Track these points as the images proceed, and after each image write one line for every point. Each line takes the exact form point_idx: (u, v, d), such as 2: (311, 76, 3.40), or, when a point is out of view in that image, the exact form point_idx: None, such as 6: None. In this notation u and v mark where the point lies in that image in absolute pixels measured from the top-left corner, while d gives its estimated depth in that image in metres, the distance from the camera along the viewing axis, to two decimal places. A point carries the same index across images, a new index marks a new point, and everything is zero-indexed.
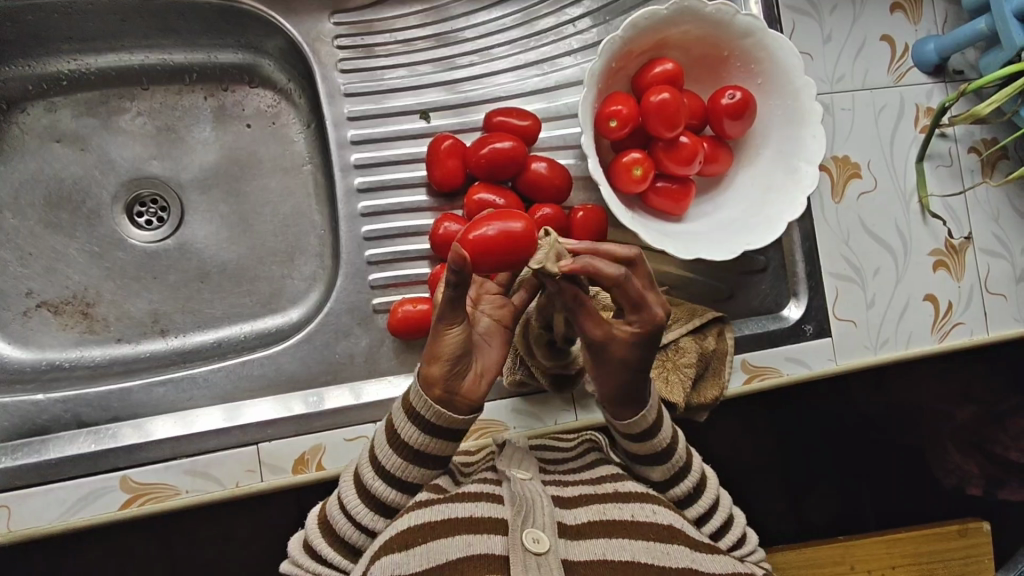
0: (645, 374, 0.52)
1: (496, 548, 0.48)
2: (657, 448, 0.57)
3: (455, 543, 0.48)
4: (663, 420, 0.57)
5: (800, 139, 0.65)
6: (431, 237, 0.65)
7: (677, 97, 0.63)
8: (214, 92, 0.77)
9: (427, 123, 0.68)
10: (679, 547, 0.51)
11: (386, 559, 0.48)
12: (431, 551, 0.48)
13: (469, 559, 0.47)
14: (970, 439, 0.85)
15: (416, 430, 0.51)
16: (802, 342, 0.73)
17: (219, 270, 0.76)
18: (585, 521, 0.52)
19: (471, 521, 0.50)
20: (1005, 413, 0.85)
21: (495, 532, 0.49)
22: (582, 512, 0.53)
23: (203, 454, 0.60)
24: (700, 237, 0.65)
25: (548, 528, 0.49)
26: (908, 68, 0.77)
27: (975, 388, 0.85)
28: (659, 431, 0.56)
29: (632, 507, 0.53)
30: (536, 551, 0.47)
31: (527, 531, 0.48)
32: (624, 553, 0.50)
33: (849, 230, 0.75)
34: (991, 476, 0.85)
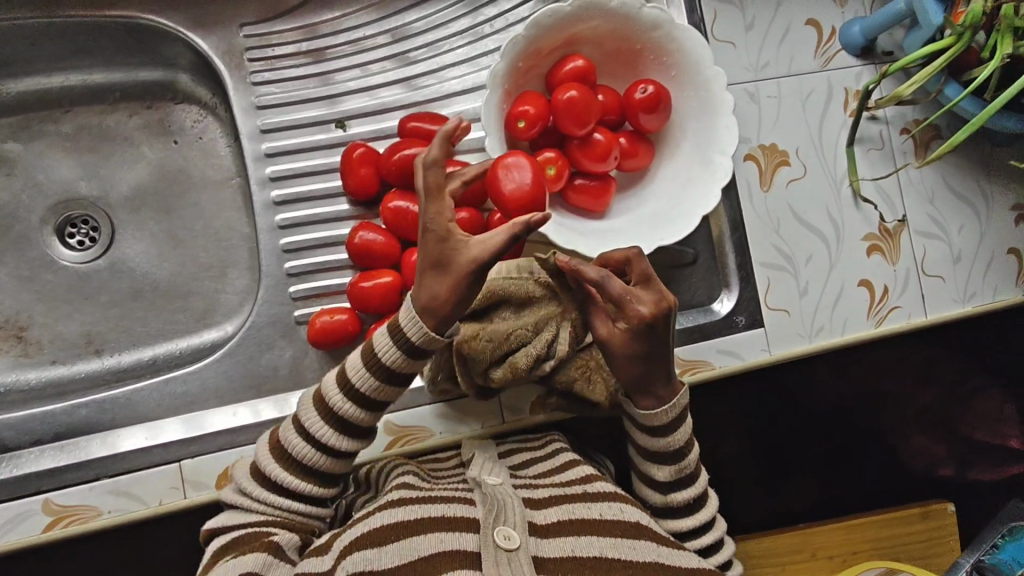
0: (654, 369, 0.55)
1: (469, 544, 0.49)
2: (671, 445, 0.58)
3: (428, 541, 0.49)
4: (683, 420, 0.59)
5: (715, 130, 0.64)
6: (348, 246, 0.65)
7: (586, 94, 0.62)
8: (138, 110, 0.77)
9: (343, 132, 0.68)
10: (644, 542, 0.52)
11: (358, 555, 0.48)
12: (406, 547, 0.49)
13: (443, 554, 0.48)
14: (949, 427, 0.77)
15: (351, 403, 0.53)
16: (734, 334, 0.72)
17: (152, 288, 0.77)
18: (556, 520, 0.52)
19: (443, 522, 0.51)
20: (977, 392, 0.76)
21: (465, 530, 0.50)
22: (550, 510, 0.53)
23: (125, 474, 0.61)
24: (620, 234, 0.65)
25: (518, 526, 0.49)
26: (835, 51, 0.76)
27: (948, 371, 0.76)
28: (677, 427, 0.58)
29: (600, 506, 0.54)
30: (506, 547, 0.48)
31: (498, 530, 0.49)
32: (592, 548, 0.50)
33: (780, 218, 0.74)
34: (963, 458, 0.77)
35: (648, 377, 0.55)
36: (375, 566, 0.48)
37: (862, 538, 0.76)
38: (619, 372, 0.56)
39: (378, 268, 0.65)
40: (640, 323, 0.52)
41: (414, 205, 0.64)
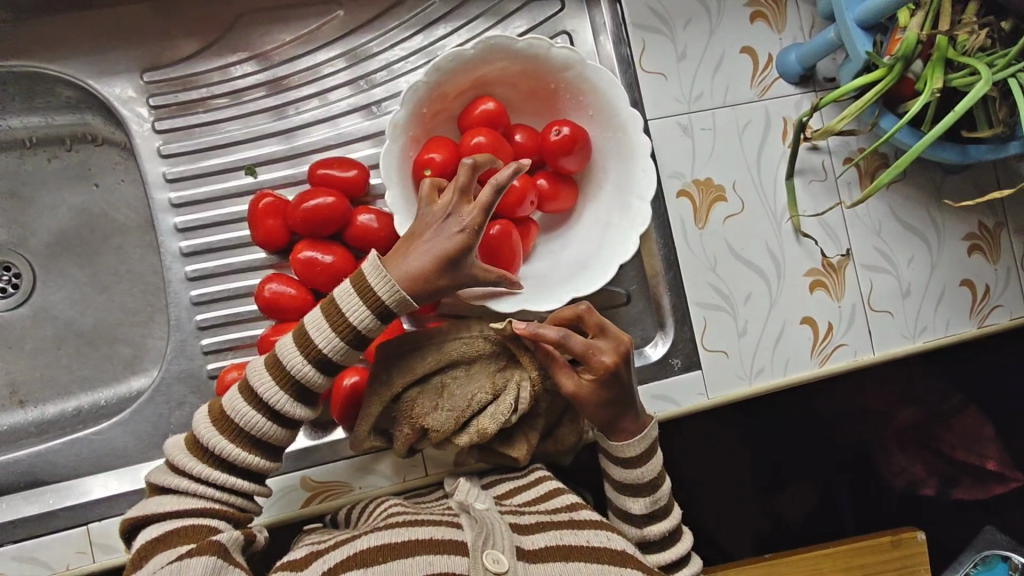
0: (619, 411, 0.57)
1: (456, 568, 0.50)
2: (640, 480, 0.59)
3: (417, 563, 0.50)
4: (654, 452, 0.60)
5: (633, 173, 0.61)
6: (257, 300, 0.62)
7: (494, 139, 0.60)
8: (58, 153, 0.75)
9: (254, 178, 0.65)
10: (629, 570, 0.52)
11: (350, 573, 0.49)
12: (394, 569, 0.49)
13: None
14: (919, 439, 0.89)
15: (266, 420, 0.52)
16: (669, 377, 0.70)
17: (78, 335, 0.75)
18: (543, 545, 0.53)
19: (432, 545, 0.51)
20: (949, 413, 0.89)
21: (455, 554, 0.51)
22: (540, 536, 0.54)
23: (30, 538, 0.60)
24: (537, 282, 0.62)
25: (508, 551, 0.50)
26: (771, 80, 0.73)
27: (919, 389, 0.88)
28: (648, 459, 0.59)
29: (587, 533, 0.55)
30: (495, 571, 0.49)
31: (486, 553, 0.50)
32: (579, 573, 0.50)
33: (716, 255, 0.71)
34: (946, 476, 0.89)
35: (616, 418, 0.57)
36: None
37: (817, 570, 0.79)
38: (589, 416, 0.57)
39: (289, 320, 0.63)
40: (606, 373, 0.55)
41: (327, 256, 0.62)
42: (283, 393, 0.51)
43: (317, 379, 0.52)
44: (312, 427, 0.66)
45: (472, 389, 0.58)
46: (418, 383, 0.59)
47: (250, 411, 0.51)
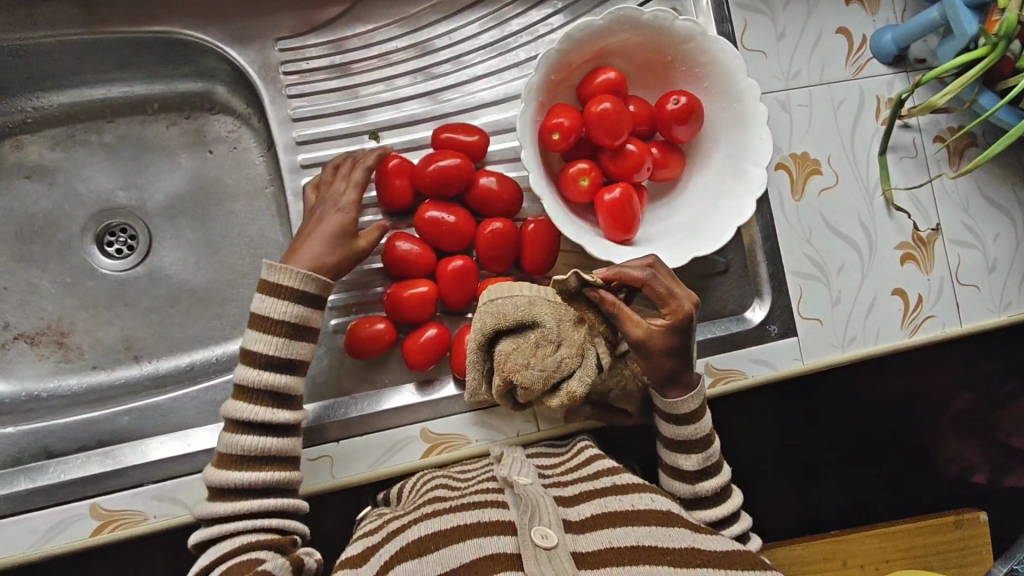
0: (685, 360, 0.59)
1: (507, 547, 0.51)
2: (682, 436, 0.61)
3: (467, 547, 0.51)
4: (703, 410, 0.61)
5: (748, 142, 0.64)
6: (384, 257, 0.66)
7: (619, 106, 0.62)
8: (178, 120, 0.79)
9: (377, 142, 0.68)
10: (677, 527, 0.53)
11: (403, 565, 0.51)
12: (445, 556, 0.50)
13: (484, 559, 0.50)
14: (970, 426, 0.92)
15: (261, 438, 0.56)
16: (766, 342, 0.72)
17: (190, 294, 0.78)
18: (588, 515, 0.54)
19: (479, 527, 0.52)
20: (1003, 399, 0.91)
21: (503, 532, 0.52)
22: (584, 507, 0.56)
23: (169, 479, 0.62)
24: (653, 245, 0.65)
25: (555, 525, 0.51)
26: (866, 60, 0.76)
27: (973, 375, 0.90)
28: (701, 416, 0.61)
29: (631, 497, 0.56)
30: (544, 545, 0.49)
31: (534, 528, 0.50)
32: (629, 539, 0.52)
33: (812, 227, 0.74)
34: (994, 461, 0.92)
35: (682, 367, 0.59)
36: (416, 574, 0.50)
37: (883, 548, 0.85)
38: (658, 366, 0.58)
39: (413, 277, 0.66)
40: (681, 320, 0.57)
41: (450, 216, 0.65)
42: (291, 269, 0.57)
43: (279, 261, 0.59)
44: (420, 383, 0.68)
45: (562, 352, 0.59)
46: (510, 337, 0.59)
47: (270, 297, 0.57)
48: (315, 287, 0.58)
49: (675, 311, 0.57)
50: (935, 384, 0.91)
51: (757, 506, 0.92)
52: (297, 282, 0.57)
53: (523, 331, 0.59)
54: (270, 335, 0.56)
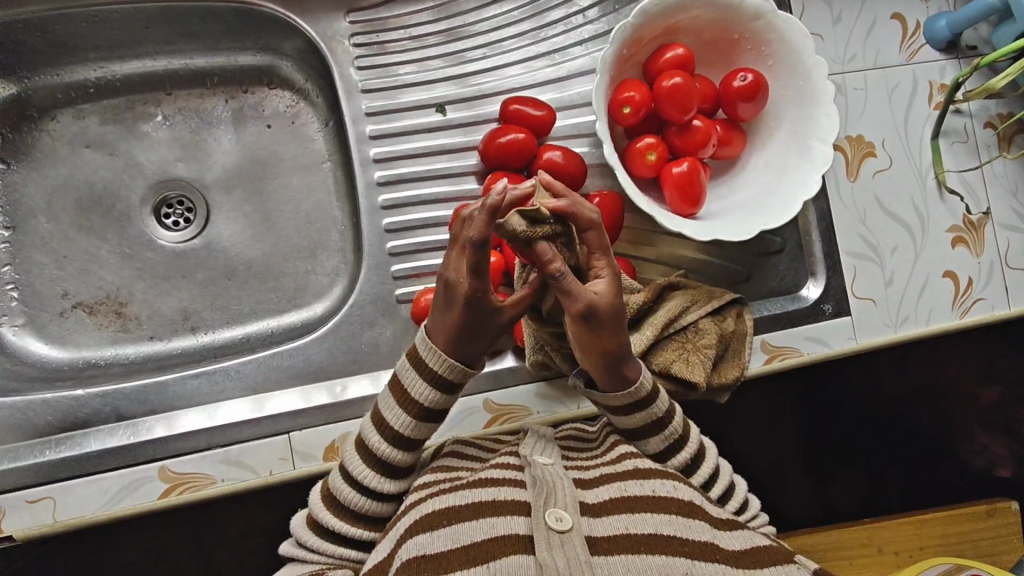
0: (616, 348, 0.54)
1: (520, 528, 0.50)
2: (634, 425, 0.59)
3: (481, 526, 0.50)
4: (658, 391, 0.59)
5: (813, 118, 0.66)
6: (451, 227, 0.66)
7: (689, 80, 0.63)
8: (235, 94, 0.80)
9: (443, 116, 0.71)
10: (698, 520, 0.53)
11: (413, 539, 0.50)
12: (457, 533, 0.50)
13: (496, 539, 0.49)
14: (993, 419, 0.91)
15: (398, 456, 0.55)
16: (821, 321, 0.73)
17: (246, 268, 0.78)
18: (606, 499, 0.54)
19: (493, 507, 0.52)
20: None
21: (518, 514, 0.51)
22: (601, 490, 0.55)
23: (237, 443, 0.63)
24: (718, 219, 0.66)
25: (569, 508, 0.50)
26: (919, 45, 0.77)
27: (999, 368, 0.89)
28: (655, 398, 0.59)
29: (652, 484, 0.55)
30: (559, 529, 0.49)
31: (549, 511, 0.50)
32: (646, 527, 0.51)
33: (866, 209, 0.75)
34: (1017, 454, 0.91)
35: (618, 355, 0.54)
36: (427, 549, 0.49)
37: (917, 534, 0.86)
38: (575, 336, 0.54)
39: None
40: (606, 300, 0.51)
41: (518, 187, 0.66)
42: (435, 352, 0.54)
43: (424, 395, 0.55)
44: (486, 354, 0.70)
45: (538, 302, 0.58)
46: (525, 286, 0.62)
47: (413, 368, 0.55)
48: (451, 372, 0.54)
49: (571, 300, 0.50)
50: (963, 375, 0.90)
51: (794, 493, 0.91)
52: (440, 367, 0.53)
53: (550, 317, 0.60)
54: (405, 413, 0.55)
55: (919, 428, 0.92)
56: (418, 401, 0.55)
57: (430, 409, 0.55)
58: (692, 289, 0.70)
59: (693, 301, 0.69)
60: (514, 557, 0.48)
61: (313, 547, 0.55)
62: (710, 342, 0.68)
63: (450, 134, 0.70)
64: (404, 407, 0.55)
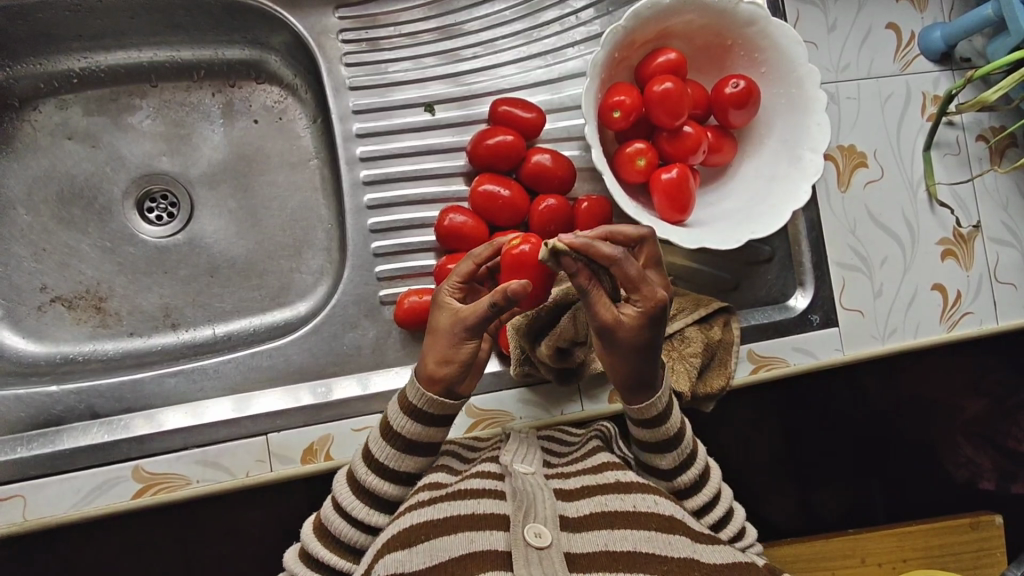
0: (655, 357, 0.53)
1: (500, 543, 0.49)
2: (654, 439, 0.58)
3: (458, 540, 0.50)
4: (673, 406, 0.58)
5: (805, 127, 0.65)
6: (436, 229, 0.66)
7: (681, 85, 0.63)
8: (222, 88, 0.79)
9: (432, 116, 0.70)
10: (680, 536, 0.52)
11: (389, 558, 0.50)
12: (435, 549, 0.49)
13: (474, 555, 0.48)
14: (981, 431, 0.90)
15: (379, 482, 0.55)
16: (809, 331, 0.73)
17: (229, 265, 0.77)
18: (588, 513, 0.53)
19: (472, 520, 0.51)
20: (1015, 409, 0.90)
21: (497, 528, 0.50)
22: (584, 503, 0.54)
23: (213, 444, 0.62)
24: (706, 227, 0.65)
25: (549, 522, 0.50)
26: (914, 56, 0.77)
27: (987, 382, 0.89)
28: (671, 413, 0.58)
29: (633, 498, 0.54)
30: (537, 545, 0.48)
31: (528, 526, 0.49)
32: (626, 544, 0.50)
33: (856, 219, 0.75)
34: (1003, 469, 0.90)
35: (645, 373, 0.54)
36: (406, 567, 0.49)
37: (901, 547, 0.85)
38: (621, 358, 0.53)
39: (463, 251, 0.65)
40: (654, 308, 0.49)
41: (505, 189, 0.65)
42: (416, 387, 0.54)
43: (414, 429, 0.55)
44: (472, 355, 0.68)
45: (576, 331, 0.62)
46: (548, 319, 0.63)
47: (401, 410, 0.55)
48: (428, 404, 0.54)
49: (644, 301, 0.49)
50: (951, 390, 0.90)
51: (775, 506, 0.91)
52: (420, 400, 0.54)
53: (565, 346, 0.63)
54: (388, 446, 0.55)
55: (903, 438, 0.92)
56: (400, 435, 0.55)
57: (411, 442, 0.55)
58: (680, 297, 0.70)
59: (680, 309, 0.69)
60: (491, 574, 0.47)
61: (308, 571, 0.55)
62: (693, 351, 0.67)
63: (440, 133, 0.69)
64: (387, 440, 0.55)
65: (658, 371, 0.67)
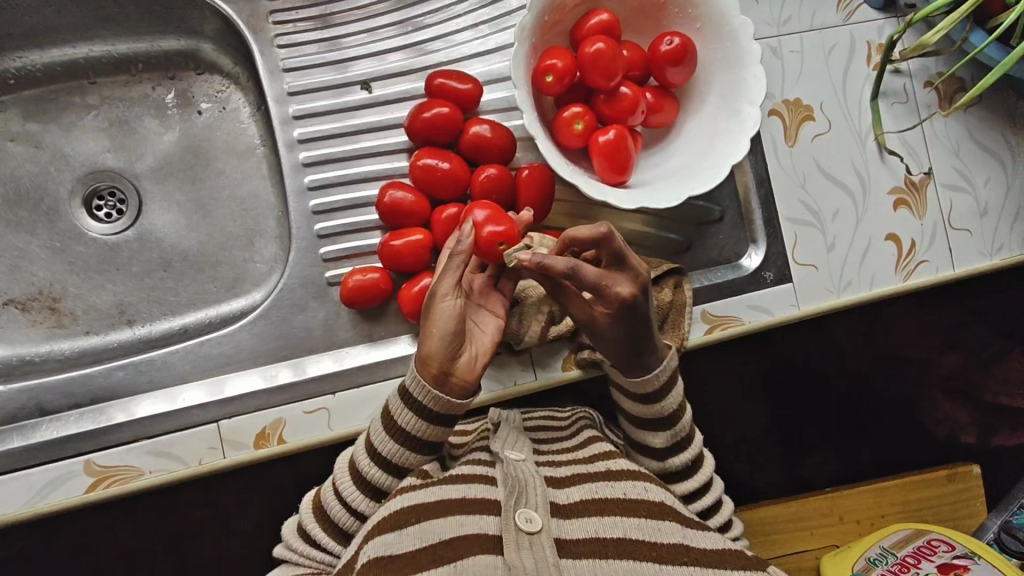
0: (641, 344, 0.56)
1: (490, 528, 0.49)
2: (653, 413, 0.61)
3: (448, 524, 0.49)
4: (673, 383, 0.61)
5: (741, 81, 0.65)
6: (377, 206, 0.65)
7: (612, 46, 0.62)
8: (163, 81, 0.78)
9: (369, 93, 0.68)
10: (670, 521, 0.51)
11: (378, 539, 0.48)
12: (424, 531, 0.49)
13: (464, 538, 0.48)
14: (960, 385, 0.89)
15: (385, 476, 0.55)
16: (762, 289, 0.73)
17: (182, 258, 0.77)
18: (578, 500, 0.52)
19: (464, 504, 0.51)
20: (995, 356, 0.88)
21: (488, 513, 0.50)
22: (574, 491, 0.53)
23: (165, 434, 0.62)
24: (647, 187, 0.65)
25: (539, 508, 0.49)
26: (857, 5, 0.76)
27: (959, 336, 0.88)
28: (670, 390, 0.60)
29: (624, 486, 0.54)
30: (528, 530, 0.47)
31: (518, 510, 0.48)
32: (616, 530, 0.50)
33: (806, 173, 0.74)
34: (981, 423, 0.89)
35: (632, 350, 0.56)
36: (393, 550, 0.47)
37: (878, 503, 0.87)
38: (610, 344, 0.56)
39: (406, 226, 0.65)
40: (621, 305, 0.52)
41: (444, 162, 0.65)
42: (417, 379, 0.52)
43: (417, 425, 0.54)
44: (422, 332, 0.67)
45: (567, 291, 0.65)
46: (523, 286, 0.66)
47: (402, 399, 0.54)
48: (440, 406, 0.53)
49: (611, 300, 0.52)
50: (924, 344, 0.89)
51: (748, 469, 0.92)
52: (427, 400, 0.53)
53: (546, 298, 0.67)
54: (390, 439, 0.55)
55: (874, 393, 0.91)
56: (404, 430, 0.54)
57: (417, 437, 0.54)
58: None
59: None
60: (481, 558, 0.46)
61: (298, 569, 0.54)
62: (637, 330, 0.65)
63: (377, 110, 0.68)
64: (393, 436, 0.54)
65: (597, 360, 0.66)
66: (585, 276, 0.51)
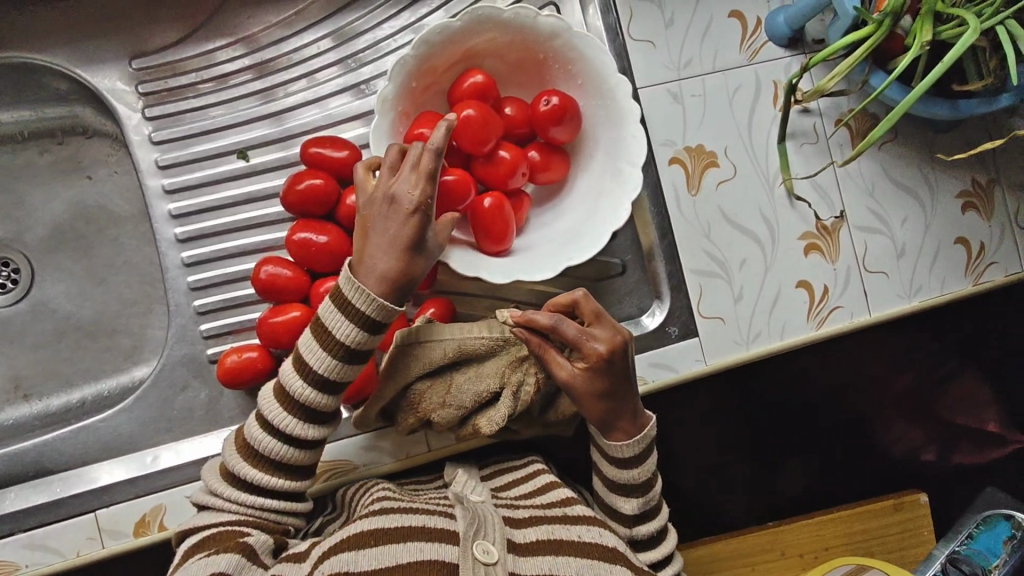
0: (614, 404, 0.55)
1: (448, 556, 0.48)
2: (623, 478, 0.58)
3: (406, 548, 0.48)
4: (646, 453, 0.58)
5: (622, 140, 0.63)
6: (253, 282, 0.63)
7: (484, 111, 0.60)
8: (49, 147, 0.76)
9: (246, 162, 0.67)
10: (622, 566, 0.51)
11: (336, 557, 0.47)
12: (381, 554, 0.47)
13: (421, 565, 0.47)
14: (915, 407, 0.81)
15: (301, 425, 0.53)
16: (665, 345, 0.71)
17: (78, 329, 0.75)
18: (534, 540, 0.52)
19: (422, 532, 0.50)
20: (949, 376, 0.81)
21: (445, 541, 0.49)
22: (531, 531, 0.53)
23: (42, 526, 0.60)
24: (529, 253, 0.62)
25: (498, 542, 0.48)
26: (761, 44, 0.73)
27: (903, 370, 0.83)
28: (645, 459, 0.57)
29: (580, 528, 0.53)
30: (484, 562, 0.47)
31: (476, 543, 0.48)
32: (569, 570, 0.49)
33: (710, 222, 0.72)
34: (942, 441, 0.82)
35: (612, 416, 0.55)
36: (351, 567, 0.46)
37: (821, 535, 0.76)
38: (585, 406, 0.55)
39: (285, 302, 0.63)
40: (600, 361, 0.53)
41: (321, 235, 0.62)
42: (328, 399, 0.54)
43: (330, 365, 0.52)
44: None
45: (480, 383, 0.59)
46: (429, 376, 0.60)
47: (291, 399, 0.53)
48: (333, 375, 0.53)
49: (587, 355, 0.53)
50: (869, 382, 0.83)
51: None
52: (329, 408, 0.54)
53: (438, 370, 0.60)
54: (305, 380, 0.53)
55: None
56: (314, 366, 0.52)
57: (334, 347, 0.53)
58: None
59: None
60: None
61: (172, 563, 0.50)
62: (533, 384, 0.58)
63: (255, 179, 0.67)
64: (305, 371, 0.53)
65: (502, 423, 0.58)
66: (563, 334, 0.52)
